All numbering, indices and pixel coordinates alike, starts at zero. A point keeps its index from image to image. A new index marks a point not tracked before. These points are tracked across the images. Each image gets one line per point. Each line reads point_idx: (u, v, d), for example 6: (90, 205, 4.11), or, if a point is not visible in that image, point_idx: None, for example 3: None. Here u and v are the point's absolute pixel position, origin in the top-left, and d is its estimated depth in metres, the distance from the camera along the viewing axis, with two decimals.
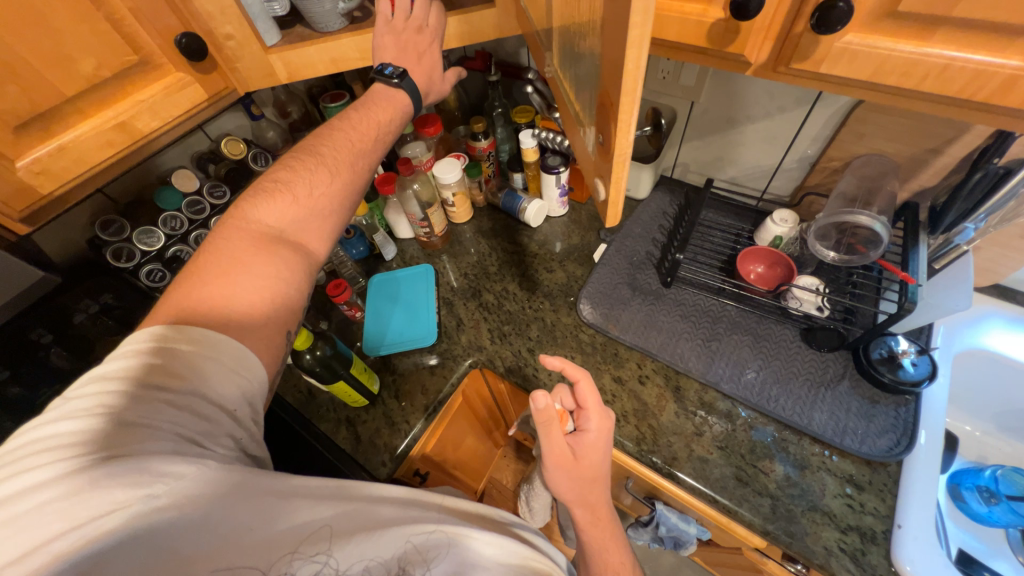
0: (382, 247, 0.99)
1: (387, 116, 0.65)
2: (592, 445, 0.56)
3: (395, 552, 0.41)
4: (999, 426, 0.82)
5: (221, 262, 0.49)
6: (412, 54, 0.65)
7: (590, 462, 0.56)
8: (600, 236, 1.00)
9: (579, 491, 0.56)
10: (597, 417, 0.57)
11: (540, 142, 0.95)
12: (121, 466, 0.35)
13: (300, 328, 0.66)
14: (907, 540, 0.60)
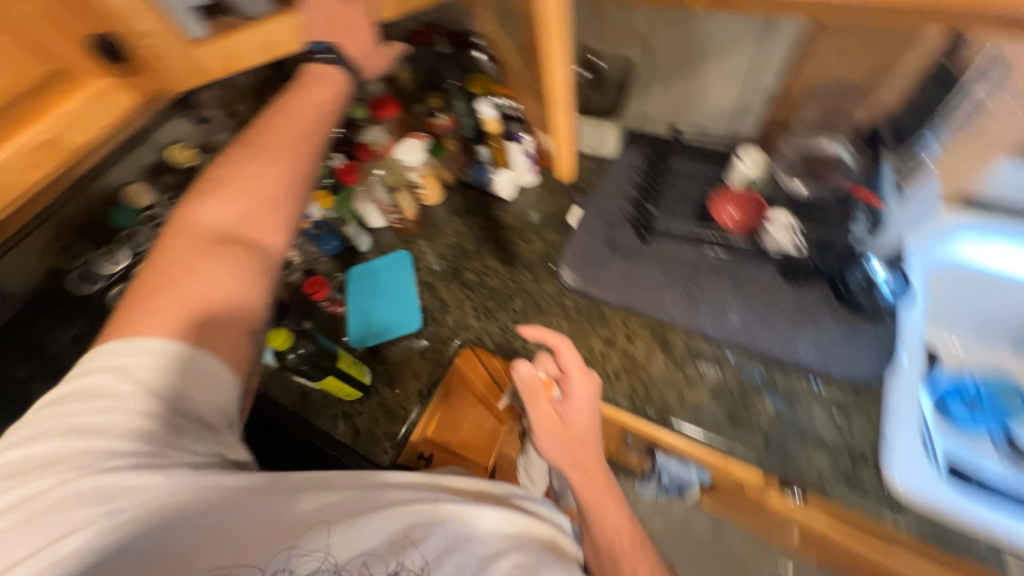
0: (356, 238, 0.98)
1: (326, 93, 0.61)
2: (576, 406, 0.58)
3: (400, 528, 0.47)
4: (975, 336, 0.81)
5: (168, 271, 0.48)
6: (346, 29, 0.60)
7: (576, 422, 0.58)
8: (573, 199, 1.00)
9: (570, 454, 0.57)
10: (579, 379, 0.59)
11: (501, 111, 0.93)
12: (96, 486, 0.39)
13: (275, 328, 0.70)
14: (893, 454, 0.63)
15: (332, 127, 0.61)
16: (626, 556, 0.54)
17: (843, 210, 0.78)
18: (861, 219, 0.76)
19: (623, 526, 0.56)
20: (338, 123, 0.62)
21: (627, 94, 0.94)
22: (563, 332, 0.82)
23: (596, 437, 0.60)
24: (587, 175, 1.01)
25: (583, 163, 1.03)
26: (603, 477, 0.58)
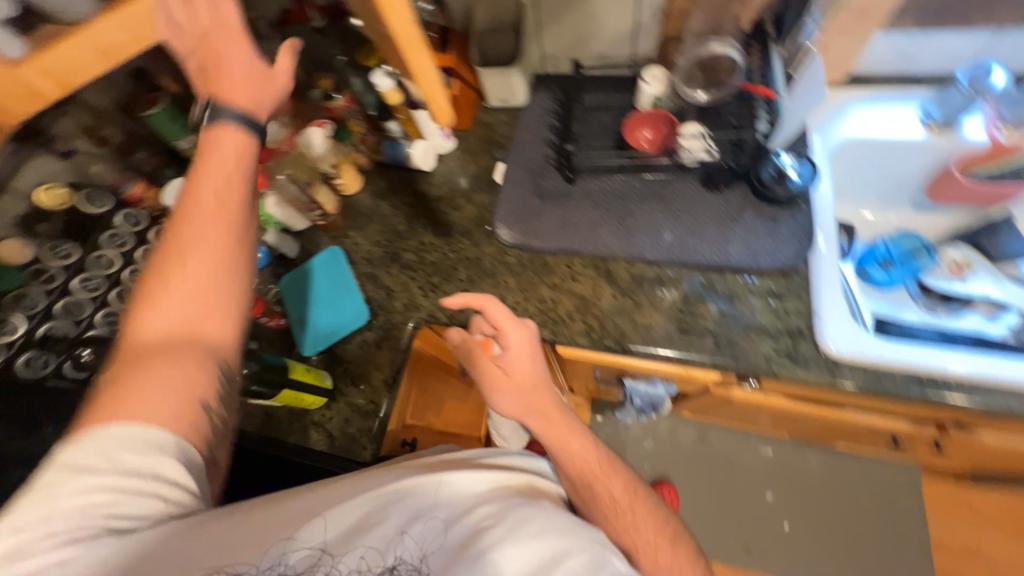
0: (281, 246, 0.91)
1: (234, 164, 0.59)
2: (516, 359, 0.66)
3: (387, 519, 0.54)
4: (882, 203, 0.92)
5: (127, 386, 0.53)
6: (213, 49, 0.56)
7: (521, 372, 0.66)
8: (495, 155, 0.98)
9: (524, 403, 0.66)
10: (506, 334, 0.67)
11: (397, 79, 0.89)
12: (80, 552, 0.48)
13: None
14: (823, 323, 0.68)
15: (254, 193, 0.60)
16: (596, 479, 0.63)
17: (746, 108, 0.81)
18: (761, 114, 0.81)
19: (591, 455, 0.65)
20: (255, 187, 0.60)
21: (524, 35, 0.92)
22: (511, 289, 0.82)
23: (548, 383, 0.68)
24: (504, 129, 1.00)
25: (497, 117, 1.01)
26: (562, 420, 0.66)
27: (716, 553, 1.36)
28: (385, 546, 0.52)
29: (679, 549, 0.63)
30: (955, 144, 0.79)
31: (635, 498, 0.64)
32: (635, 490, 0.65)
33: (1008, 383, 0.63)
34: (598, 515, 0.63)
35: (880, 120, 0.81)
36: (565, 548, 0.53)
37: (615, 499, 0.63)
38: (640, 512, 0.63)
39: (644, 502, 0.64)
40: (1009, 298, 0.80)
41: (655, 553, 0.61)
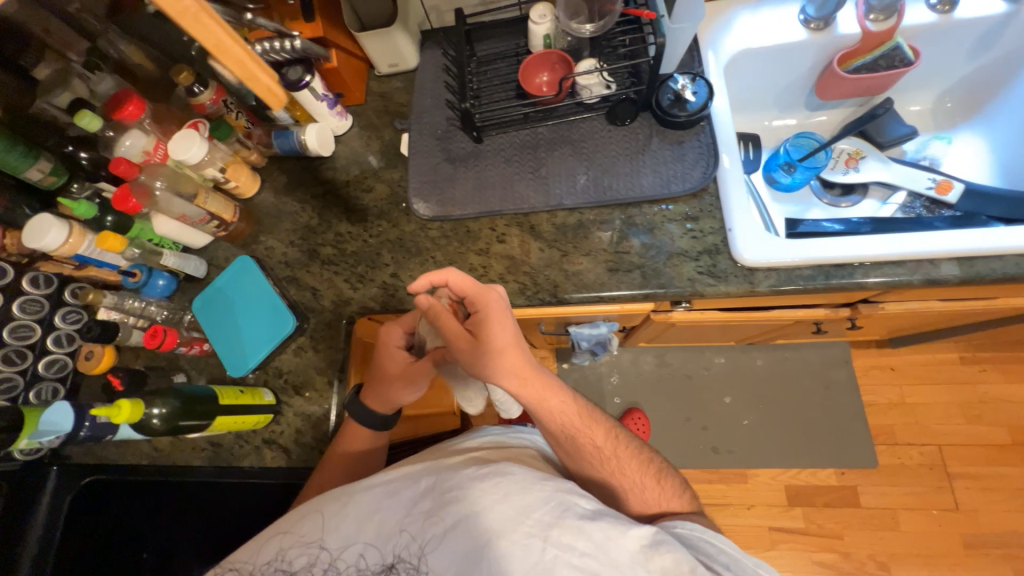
0: (184, 266, 0.84)
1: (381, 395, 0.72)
2: (486, 322, 0.63)
3: (375, 515, 0.59)
4: (780, 109, 0.95)
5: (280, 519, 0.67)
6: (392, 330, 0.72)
7: (494, 334, 0.63)
8: (397, 126, 0.92)
9: (504, 370, 0.63)
10: (476, 302, 0.64)
11: (264, 59, 0.78)
12: None
13: (115, 403, 0.58)
14: (738, 236, 0.71)
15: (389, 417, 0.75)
16: (581, 432, 0.67)
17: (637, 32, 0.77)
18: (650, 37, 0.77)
19: (570, 409, 0.67)
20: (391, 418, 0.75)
21: None
22: (440, 264, 0.80)
23: (523, 342, 0.64)
24: (401, 97, 0.94)
25: (391, 85, 0.94)
26: (540, 381, 0.65)
27: (690, 461, 1.48)
28: (377, 539, 0.58)
29: (662, 481, 0.69)
30: (832, 39, 0.81)
31: (617, 443, 0.69)
32: (617, 438, 0.69)
33: (903, 256, 0.67)
34: (585, 462, 0.68)
35: (764, 26, 0.82)
36: (529, 502, 0.56)
37: (598, 447, 0.67)
38: (623, 456, 0.68)
39: (627, 446, 0.69)
40: (897, 179, 0.87)
41: (641, 490, 0.68)
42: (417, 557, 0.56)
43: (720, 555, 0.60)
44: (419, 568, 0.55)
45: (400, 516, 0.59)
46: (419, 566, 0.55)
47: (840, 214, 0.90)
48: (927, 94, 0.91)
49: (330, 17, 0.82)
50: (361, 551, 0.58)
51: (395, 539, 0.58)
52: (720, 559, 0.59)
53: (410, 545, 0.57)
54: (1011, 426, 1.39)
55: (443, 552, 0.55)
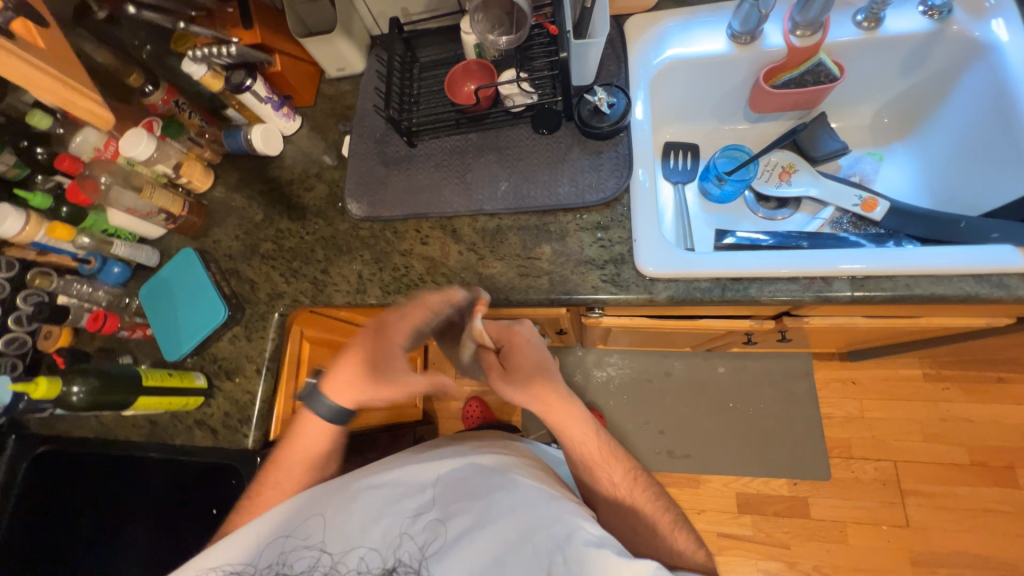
0: (137, 255, 0.89)
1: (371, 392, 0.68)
2: (515, 350, 0.72)
3: (387, 515, 0.61)
4: (718, 120, 0.96)
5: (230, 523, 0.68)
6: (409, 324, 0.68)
7: (519, 361, 0.71)
8: (341, 128, 0.95)
9: (538, 399, 0.69)
10: (505, 339, 0.73)
11: (209, 63, 0.82)
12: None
13: (35, 379, 0.66)
14: (641, 247, 0.73)
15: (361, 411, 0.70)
16: (598, 466, 0.71)
17: (549, 45, 0.81)
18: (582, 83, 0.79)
19: (590, 441, 0.71)
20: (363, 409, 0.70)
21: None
22: (367, 263, 0.84)
23: (553, 373, 0.70)
24: (348, 100, 0.97)
25: (340, 88, 0.98)
26: (567, 409, 0.70)
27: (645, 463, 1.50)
28: (378, 543, 0.59)
29: (676, 532, 0.69)
30: (759, 53, 0.82)
31: (634, 485, 0.72)
32: (634, 479, 0.72)
33: (796, 273, 0.68)
34: (601, 495, 0.72)
35: (691, 39, 0.84)
36: (537, 524, 0.59)
37: (615, 484, 0.71)
38: (638, 497, 0.71)
39: (643, 489, 0.72)
40: (825, 195, 0.87)
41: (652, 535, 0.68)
42: (419, 561, 0.57)
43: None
44: (419, 572, 0.56)
45: (405, 521, 0.60)
46: (420, 570, 0.56)
47: (772, 227, 0.91)
48: (866, 109, 0.90)
49: (273, 24, 0.86)
50: (362, 555, 0.58)
51: (398, 542, 0.59)
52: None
53: (414, 550, 0.58)
54: (971, 446, 1.37)
55: (449, 558, 0.57)
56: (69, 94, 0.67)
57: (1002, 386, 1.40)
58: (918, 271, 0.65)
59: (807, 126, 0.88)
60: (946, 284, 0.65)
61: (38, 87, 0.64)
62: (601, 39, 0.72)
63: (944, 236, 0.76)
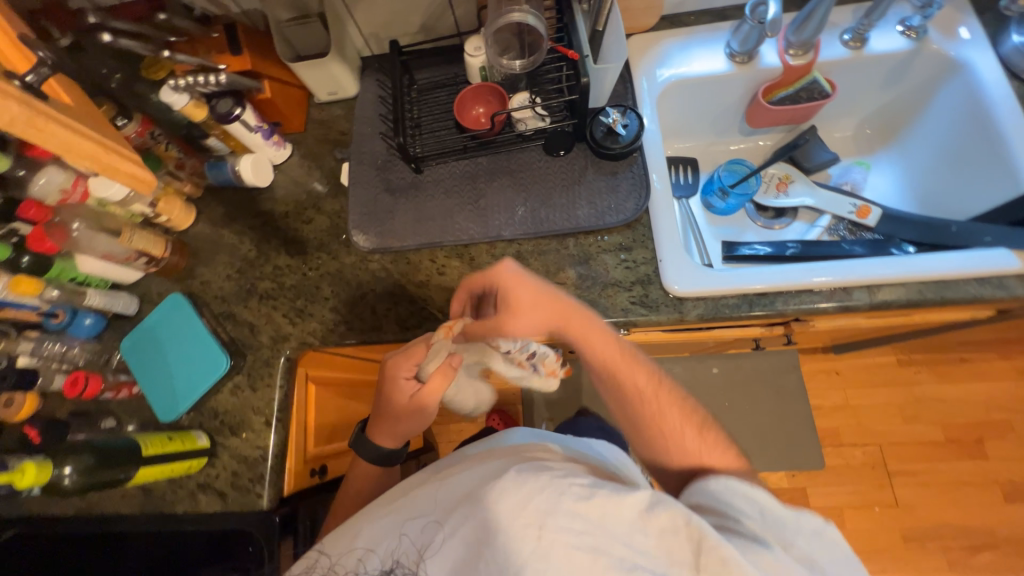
0: (114, 305, 0.81)
1: (400, 427, 0.68)
2: (508, 289, 0.64)
3: (383, 520, 0.59)
4: (715, 135, 0.98)
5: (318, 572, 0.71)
6: (414, 358, 0.64)
7: (519, 297, 0.64)
8: (337, 156, 0.90)
9: (541, 314, 0.64)
10: (494, 283, 0.65)
11: (192, 92, 0.75)
12: None
13: (19, 466, 0.56)
14: (668, 267, 0.74)
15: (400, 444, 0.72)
16: (621, 373, 0.64)
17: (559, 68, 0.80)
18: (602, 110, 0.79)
19: (612, 348, 0.64)
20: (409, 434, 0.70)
21: (331, 21, 0.82)
22: (379, 296, 0.80)
23: (552, 289, 0.65)
24: (341, 124, 0.93)
25: (332, 112, 0.93)
26: (578, 322, 0.64)
27: None
28: (379, 544, 0.57)
29: (705, 433, 0.63)
30: (756, 72, 0.85)
31: (660, 389, 0.64)
32: (659, 382, 0.65)
33: (818, 284, 0.71)
34: (628, 406, 0.65)
35: (692, 59, 0.86)
36: (525, 499, 0.51)
37: (642, 390, 0.64)
38: (665, 402, 0.64)
39: (669, 393, 0.65)
40: (821, 205, 0.91)
41: (682, 440, 0.62)
42: (416, 561, 0.54)
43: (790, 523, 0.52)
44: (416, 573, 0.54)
45: (404, 519, 0.58)
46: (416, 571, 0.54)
47: (773, 236, 0.94)
48: (849, 121, 0.96)
49: (260, 48, 0.81)
50: (364, 558, 0.57)
51: (397, 543, 0.56)
52: (782, 520, 0.52)
53: (413, 550, 0.55)
54: (944, 424, 1.48)
55: (446, 554, 0.53)
56: (108, 158, 0.69)
57: (965, 365, 1.51)
58: (929, 276, 0.69)
59: (805, 140, 0.93)
60: (955, 289, 0.69)
61: (77, 154, 0.65)
62: (619, 63, 0.73)
63: (937, 240, 0.80)
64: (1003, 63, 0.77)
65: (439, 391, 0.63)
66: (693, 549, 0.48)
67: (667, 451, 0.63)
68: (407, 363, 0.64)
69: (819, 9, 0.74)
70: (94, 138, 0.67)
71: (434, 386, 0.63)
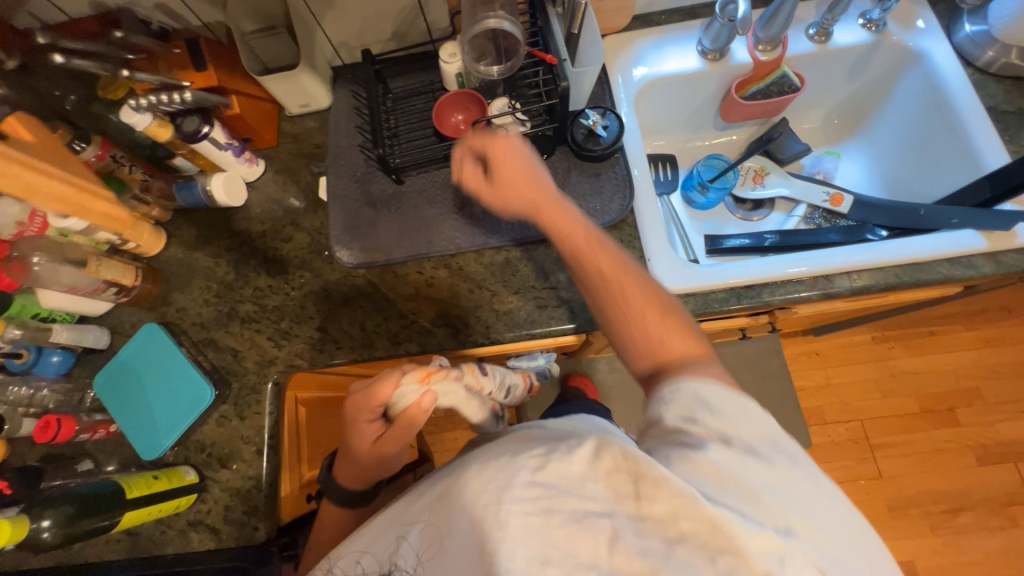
0: (83, 339, 0.77)
1: (365, 471, 0.65)
2: (496, 161, 0.64)
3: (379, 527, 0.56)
4: (691, 131, 1.00)
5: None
6: (368, 405, 0.59)
7: (504, 169, 0.63)
8: (314, 169, 0.88)
9: (511, 187, 0.63)
10: (489, 150, 0.64)
11: (155, 111, 0.72)
12: None
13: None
14: (657, 266, 0.74)
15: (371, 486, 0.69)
16: (583, 254, 0.59)
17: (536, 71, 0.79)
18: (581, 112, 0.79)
19: (577, 228, 0.60)
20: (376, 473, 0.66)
21: (300, 32, 0.80)
22: (367, 313, 0.78)
23: (538, 167, 0.64)
24: (316, 137, 0.90)
25: (305, 125, 0.90)
26: (546, 196, 0.62)
27: None
28: (376, 547, 0.53)
29: (669, 321, 0.55)
30: (728, 68, 0.86)
31: (625, 273, 0.57)
32: (626, 268, 0.57)
33: (802, 274, 0.73)
34: (590, 291, 0.59)
35: (666, 58, 0.87)
36: (482, 481, 0.44)
37: (607, 273, 0.57)
38: (630, 288, 0.56)
39: (636, 280, 0.57)
40: (797, 195, 0.94)
41: (647, 327, 0.55)
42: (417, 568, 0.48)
43: (726, 417, 0.47)
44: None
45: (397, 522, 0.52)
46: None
47: (752, 227, 0.97)
48: (818, 112, 0.99)
49: (226, 63, 0.77)
50: (361, 560, 0.54)
51: (393, 544, 0.51)
52: (717, 414, 0.47)
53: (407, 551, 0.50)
54: (919, 395, 1.54)
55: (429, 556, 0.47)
56: (80, 198, 0.69)
57: (935, 338, 1.58)
58: (904, 260, 0.72)
59: (779, 133, 0.95)
60: (928, 270, 0.72)
61: (41, 193, 0.65)
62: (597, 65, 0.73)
63: (907, 223, 0.81)
64: (957, 52, 0.81)
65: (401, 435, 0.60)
66: (632, 481, 0.42)
67: (632, 342, 0.56)
68: (361, 408, 0.60)
69: (786, 6, 0.75)
70: (65, 177, 0.68)
71: (396, 429, 0.60)
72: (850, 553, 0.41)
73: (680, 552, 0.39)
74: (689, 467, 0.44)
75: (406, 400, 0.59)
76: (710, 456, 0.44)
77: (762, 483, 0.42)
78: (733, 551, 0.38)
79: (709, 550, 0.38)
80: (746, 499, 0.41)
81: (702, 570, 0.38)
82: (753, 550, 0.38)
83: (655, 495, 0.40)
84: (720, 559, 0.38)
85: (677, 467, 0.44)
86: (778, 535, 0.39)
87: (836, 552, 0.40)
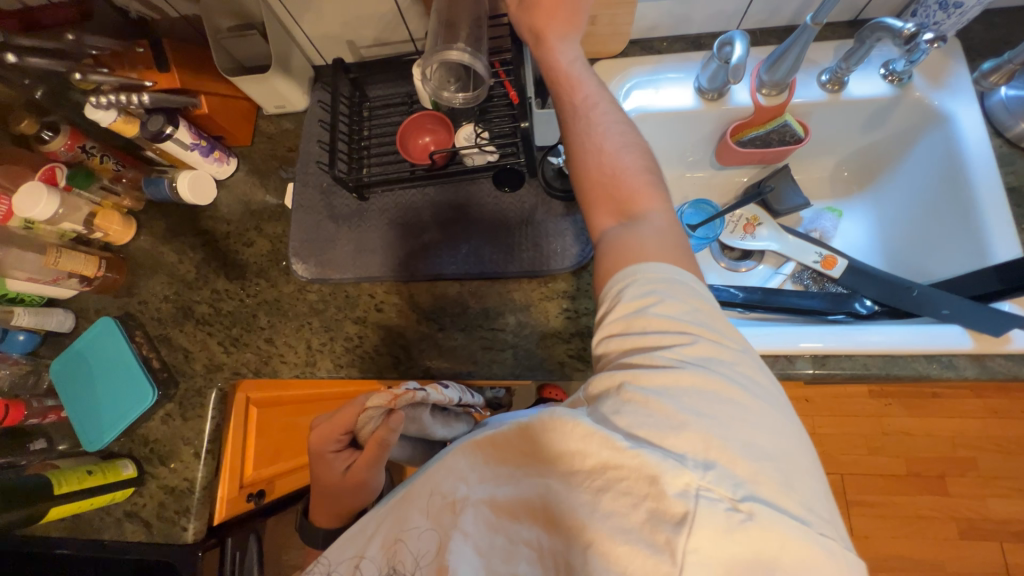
0: (47, 322, 0.79)
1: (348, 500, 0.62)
2: None
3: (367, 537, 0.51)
4: (686, 167, 0.93)
5: None
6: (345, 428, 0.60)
7: None
8: (283, 175, 0.86)
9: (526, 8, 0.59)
10: None
11: (120, 108, 0.71)
12: None
13: None
14: None
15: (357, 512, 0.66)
16: (561, 85, 0.58)
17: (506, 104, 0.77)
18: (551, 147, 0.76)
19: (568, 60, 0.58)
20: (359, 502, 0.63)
21: (273, 35, 0.77)
22: (316, 331, 0.78)
23: None
24: (290, 140, 0.88)
25: (280, 126, 0.89)
26: (557, 24, 0.58)
27: None
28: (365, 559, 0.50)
29: (623, 154, 0.53)
30: (725, 110, 0.79)
31: (592, 108, 0.56)
32: (596, 106, 0.56)
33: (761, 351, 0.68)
34: (564, 122, 0.58)
35: (659, 92, 0.80)
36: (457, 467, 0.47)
37: (576, 103, 0.57)
38: (598, 122, 0.55)
39: (603, 115, 0.55)
40: (788, 252, 0.87)
41: (597, 157, 0.53)
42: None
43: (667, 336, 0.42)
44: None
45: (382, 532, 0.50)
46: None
47: (736, 279, 0.91)
48: (827, 161, 0.90)
49: (195, 61, 0.75)
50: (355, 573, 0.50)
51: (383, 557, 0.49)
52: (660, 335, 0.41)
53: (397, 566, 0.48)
54: (909, 458, 1.46)
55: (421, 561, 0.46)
56: None
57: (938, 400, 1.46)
58: (877, 350, 0.66)
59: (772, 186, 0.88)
60: (902, 365, 0.67)
61: None
62: None
63: (897, 304, 0.73)
64: (987, 116, 0.73)
65: (370, 463, 0.58)
66: (563, 442, 0.39)
67: (581, 170, 0.54)
68: (328, 433, 0.59)
69: (793, 48, 0.68)
70: None
71: (366, 455, 0.58)
72: (794, 494, 0.35)
73: (605, 501, 0.37)
74: (619, 399, 0.40)
75: (372, 426, 0.57)
76: (642, 385, 0.39)
77: (691, 410, 0.37)
78: (652, 494, 0.34)
79: (633, 496, 0.35)
80: (672, 420, 0.37)
81: (625, 518, 0.35)
82: (670, 492, 0.34)
83: (585, 450, 0.38)
84: (642, 505, 0.35)
85: (610, 406, 0.40)
86: (697, 471, 0.34)
87: (774, 485, 0.34)
